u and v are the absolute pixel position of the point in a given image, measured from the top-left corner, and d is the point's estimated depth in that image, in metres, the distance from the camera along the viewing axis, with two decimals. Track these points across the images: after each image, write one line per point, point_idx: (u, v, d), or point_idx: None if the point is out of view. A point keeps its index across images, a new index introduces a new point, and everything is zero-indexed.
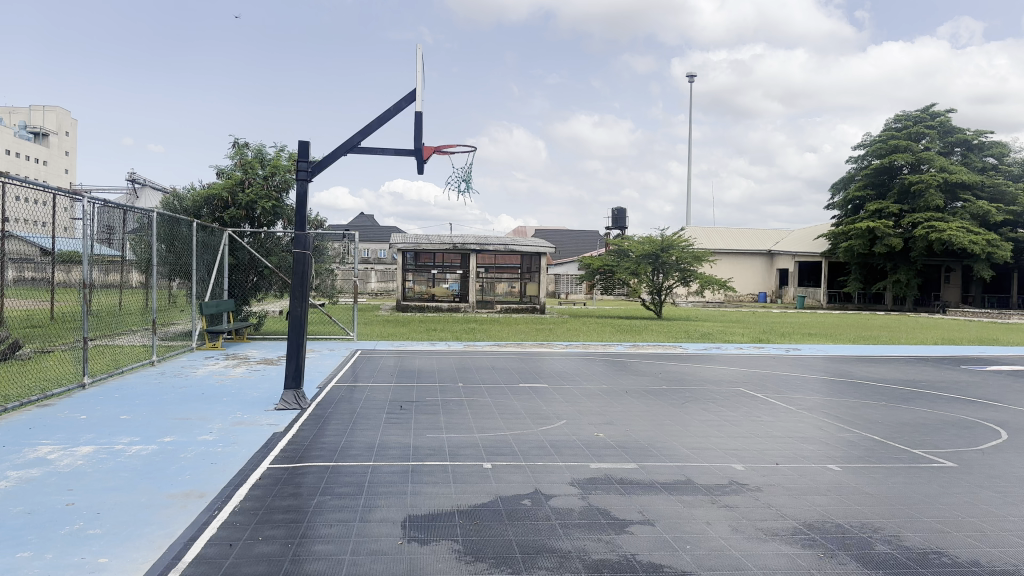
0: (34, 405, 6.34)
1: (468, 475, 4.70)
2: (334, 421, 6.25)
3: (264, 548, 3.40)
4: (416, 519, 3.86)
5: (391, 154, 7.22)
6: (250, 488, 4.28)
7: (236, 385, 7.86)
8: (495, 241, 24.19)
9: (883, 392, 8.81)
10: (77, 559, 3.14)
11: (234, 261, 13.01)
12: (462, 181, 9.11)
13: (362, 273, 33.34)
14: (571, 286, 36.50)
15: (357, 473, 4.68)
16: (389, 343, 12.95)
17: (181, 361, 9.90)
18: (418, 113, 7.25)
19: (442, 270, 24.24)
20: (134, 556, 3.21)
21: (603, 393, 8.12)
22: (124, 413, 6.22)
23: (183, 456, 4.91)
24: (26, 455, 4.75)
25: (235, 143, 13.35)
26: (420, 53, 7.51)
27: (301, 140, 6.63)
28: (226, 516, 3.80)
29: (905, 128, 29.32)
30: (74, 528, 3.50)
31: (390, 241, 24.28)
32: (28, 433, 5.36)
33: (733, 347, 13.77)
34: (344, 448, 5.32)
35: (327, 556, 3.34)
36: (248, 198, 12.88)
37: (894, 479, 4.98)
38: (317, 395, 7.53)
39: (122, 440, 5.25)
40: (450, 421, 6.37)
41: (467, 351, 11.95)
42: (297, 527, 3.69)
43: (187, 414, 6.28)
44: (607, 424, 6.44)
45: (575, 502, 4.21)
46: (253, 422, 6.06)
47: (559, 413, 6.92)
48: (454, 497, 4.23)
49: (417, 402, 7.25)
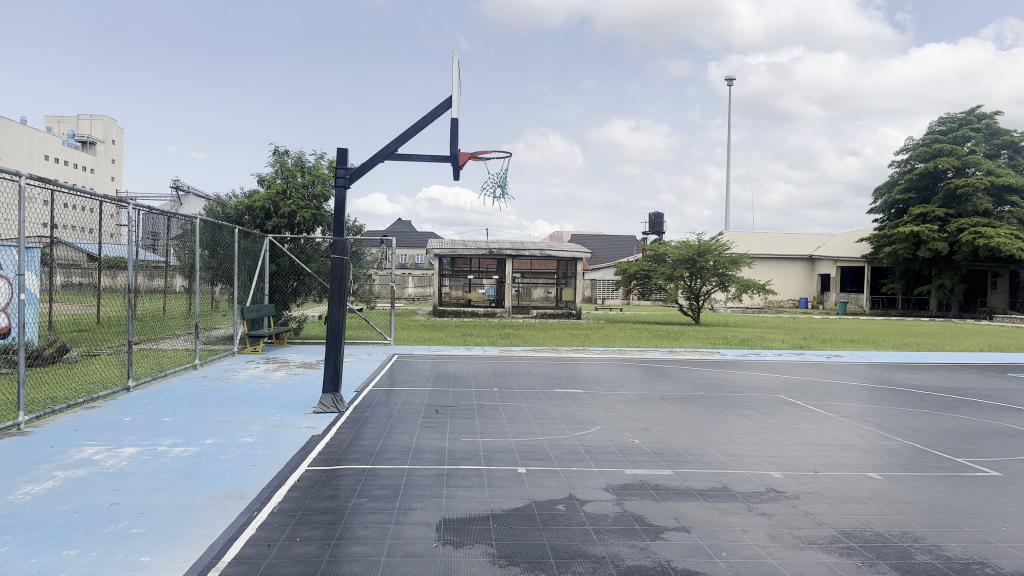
0: (80, 407, 6.50)
1: (502, 479, 4.71)
2: (371, 424, 6.32)
3: (301, 549, 3.45)
4: (450, 522, 3.88)
5: (427, 160, 7.26)
6: (289, 490, 4.35)
7: (275, 389, 7.97)
8: (531, 246, 24.24)
9: (926, 400, 8.61)
10: (121, 558, 3.22)
11: (276, 267, 13.25)
12: (498, 186, 9.14)
13: (399, 278, 33.67)
14: (608, 292, 36.41)
15: (392, 475, 4.72)
16: (425, 347, 13.08)
17: (222, 364, 10.09)
18: (454, 119, 7.28)
19: (478, 275, 24.31)
20: (176, 555, 3.28)
21: (640, 399, 8.08)
22: (167, 415, 6.37)
23: (225, 458, 5.01)
24: (71, 456, 4.89)
25: (276, 151, 13.53)
26: (455, 60, 7.53)
27: (340, 148, 6.71)
28: (265, 517, 3.87)
29: (951, 131, 28.62)
30: (118, 527, 3.59)
31: (427, 247, 24.45)
32: (74, 434, 5.51)
33: (772, 354, 13.62)
34: (381, 451, 5.38)
35: (363, 557, 3.37)
36: (290, 207, 13.10)
37: (935, 488, 4.87)
38: (355, 398, 7.63)
39: (164, 442, 5.37)
40: (485, 425, 6.40)
41: (503, 356, 12.00)
42: (334, 528, 3.73)
43: (227, 417, 6.41)
44: (643, 430, 6.40)
45: (609, 508, 4.20)
46: (291, 425, 6.15)
47: (594, 418, 6.91)
48: (488, 501, 4.24)
49: (452, 406, 7.28)
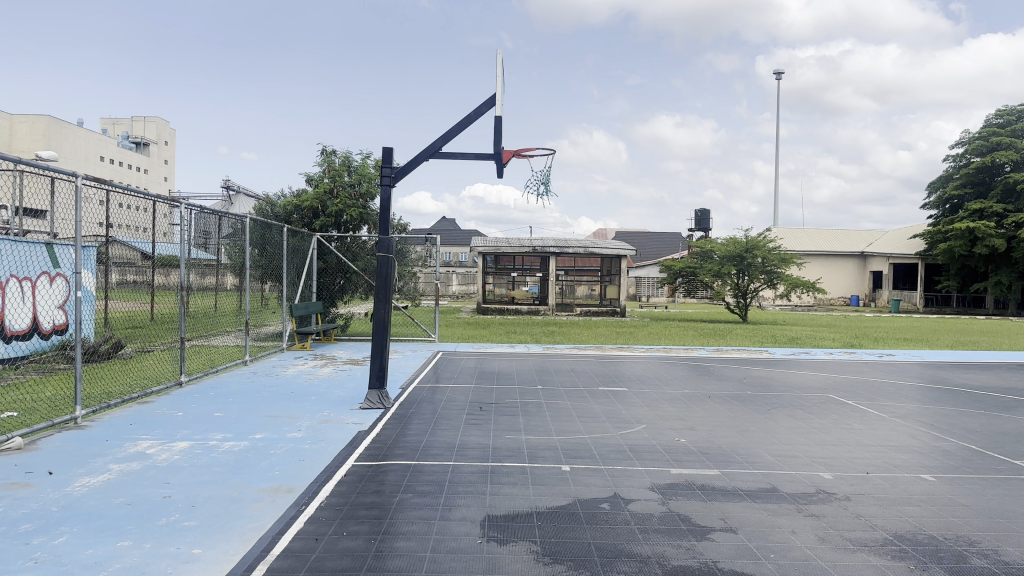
0: (135, 402, 6.69)
1: (547, 477, 4.71)
2: (416, 421, 6.37)
3: (348, 543, 3.50)
4: (495, 519, 3.89)
5: (471, 158, 7.29)
6: (336, 484, 4.41)
7: (323, 385, 8.09)
8: (575, 244, 24.18)
9: (983, 400, 8.35)
10: (173, 549, 3.30)
11: (324, 265, 13.45)
12: (541, 184, 9.13)
13: (444, 276, 33.91)
14: (653, 289, 36.13)
15: (437, 472, 4.75)
16: (469, 345, 13.15)
17: (272, 361, 10.29)
18: (498, 117, 7.29)
19: (522, 273, 24.34)
20: (226, 548, 3.35)
21: (686, 398, 8.00)
22: (218, 410, 6.51)
23: (274, 452, 5.10)
24: (127, 449, 5.03)
25: (324, 151, 13.75)
26: (499, 59, 7.54)
27: (385, 147, 6.77)
28: (312, 511, 3.92)
29: (1010, 123, 27.68)
30: (171, 520, 3.69)
31: (471, 245, 24.57)
32: (130, 428, 5.67)
33: (822, 352, 13.37)
34: (425, 447, 5.42)
35: (408, 553, 3.40)
36: (337, 206, 13.29)
37: (993, 490, 4.72)
38: (400, 395, 7.70)
39: (215, 436, 5.49)
40: (529, 423, 6.40)
41: (546, 353, 12.01)
42: (380, 523, 3.77)
43: (276, 412, 6.53)
44: (689, 430, 6.33)
45: (654, 507, 4.16)
46: (338, 420, 6.23)
47: (638, 417, 6.86)
48: (533, 499, 4.24)
49: (496, 404, 7.30)
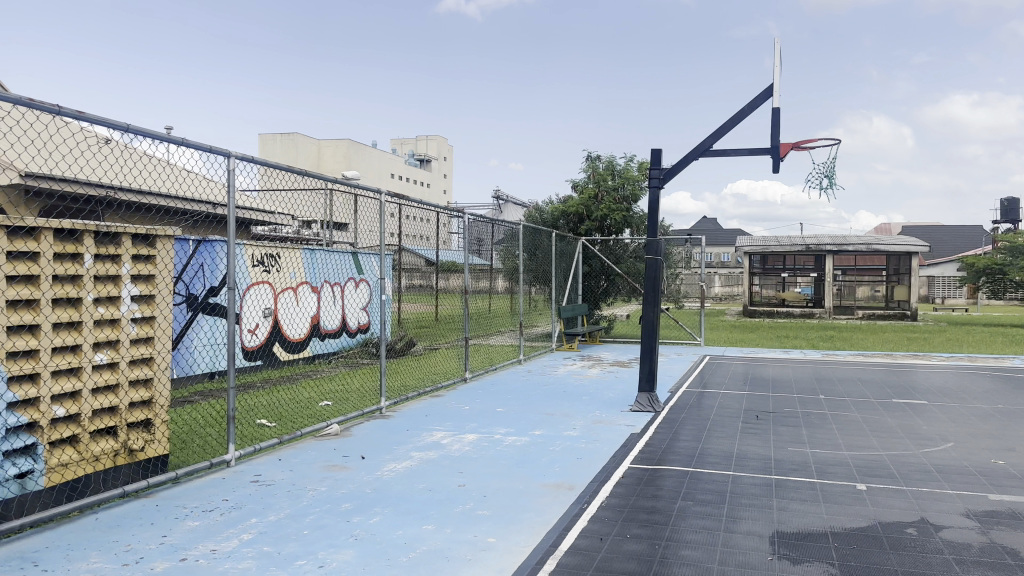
0: (428, 395, 7.32)
1: (839, 495, 4.35)
2: (689, 426, 6.25)
3: (632, 546, 3.51)
4: (784, 535, 3.67)
5: (744, 154, 6.98)
6: (615, 486, 4.45)
7: (593, 385, 8.26)
8: (854, 241, 22.28)
9: None
10: (470, 536, 3.54)
11: (589, 268, 13.78)
12: (822, 177, 8.50)
13: (707, 277, 33.08)
14: (947, 289, 32.18)
15: (717, 480, 4.61)
16: (739, 348, 12.67)
17: (544, 360, 10.74)
18: (774, 109, 6.91)
19: (793, 273, 22.96)
20: (518, 539, 3.52)
21: (1002, 414, 6.98)
22: (499, 406, 6.91)
23: (553, 449, 5.28)
24: (424, 439, 5.51)
25: (589, 157, 14.09)
26: (775, 48, 7.14)
27: (654, 148, 6.73)
28: (594, 510, 3.99)
29: None
30: (467, 508, 3.96)
31: (737, 245, 23.68)
32: (425, 420, 6.21)
33: None
34: (702, 454, 5.28)
35: (694, 562, 3.32)
36: (602, 210, 13.54)
37: None
38: (670, 399, 7.61)
39: (500, 431, 5.82)
40: (813, 434, 5.98)
41: (826, 359, 11.19)
42: (662, 529, 3.74)
43: (552, 410, 6.77)
44: (1009, 451, 5.51)
45: (974, 538, 3.66)
46: (611, 422, 6.30)
47: (942, 433, 6.12)
48: (825, 517, 3.94)
49: (774, 412, 6.93)
